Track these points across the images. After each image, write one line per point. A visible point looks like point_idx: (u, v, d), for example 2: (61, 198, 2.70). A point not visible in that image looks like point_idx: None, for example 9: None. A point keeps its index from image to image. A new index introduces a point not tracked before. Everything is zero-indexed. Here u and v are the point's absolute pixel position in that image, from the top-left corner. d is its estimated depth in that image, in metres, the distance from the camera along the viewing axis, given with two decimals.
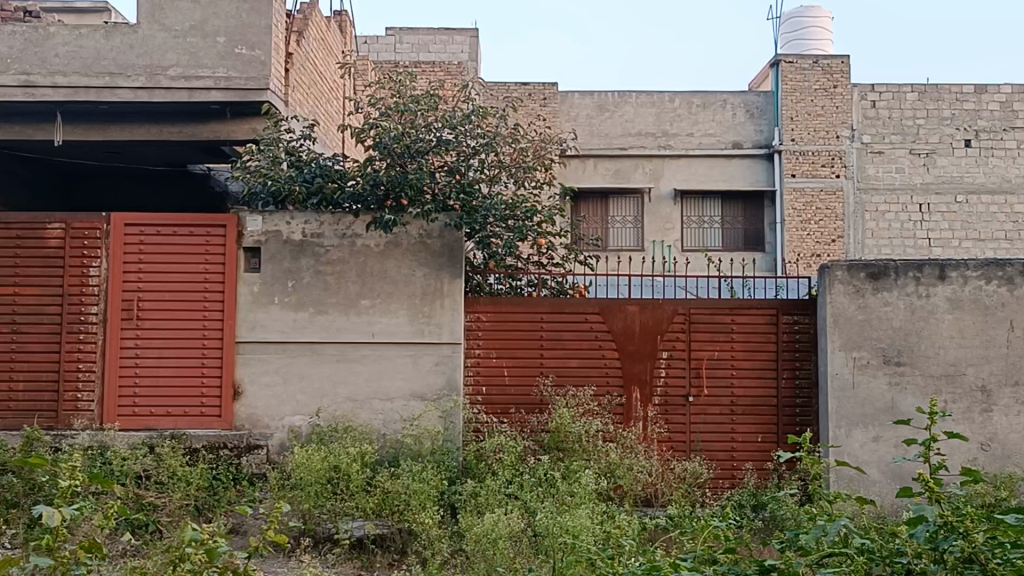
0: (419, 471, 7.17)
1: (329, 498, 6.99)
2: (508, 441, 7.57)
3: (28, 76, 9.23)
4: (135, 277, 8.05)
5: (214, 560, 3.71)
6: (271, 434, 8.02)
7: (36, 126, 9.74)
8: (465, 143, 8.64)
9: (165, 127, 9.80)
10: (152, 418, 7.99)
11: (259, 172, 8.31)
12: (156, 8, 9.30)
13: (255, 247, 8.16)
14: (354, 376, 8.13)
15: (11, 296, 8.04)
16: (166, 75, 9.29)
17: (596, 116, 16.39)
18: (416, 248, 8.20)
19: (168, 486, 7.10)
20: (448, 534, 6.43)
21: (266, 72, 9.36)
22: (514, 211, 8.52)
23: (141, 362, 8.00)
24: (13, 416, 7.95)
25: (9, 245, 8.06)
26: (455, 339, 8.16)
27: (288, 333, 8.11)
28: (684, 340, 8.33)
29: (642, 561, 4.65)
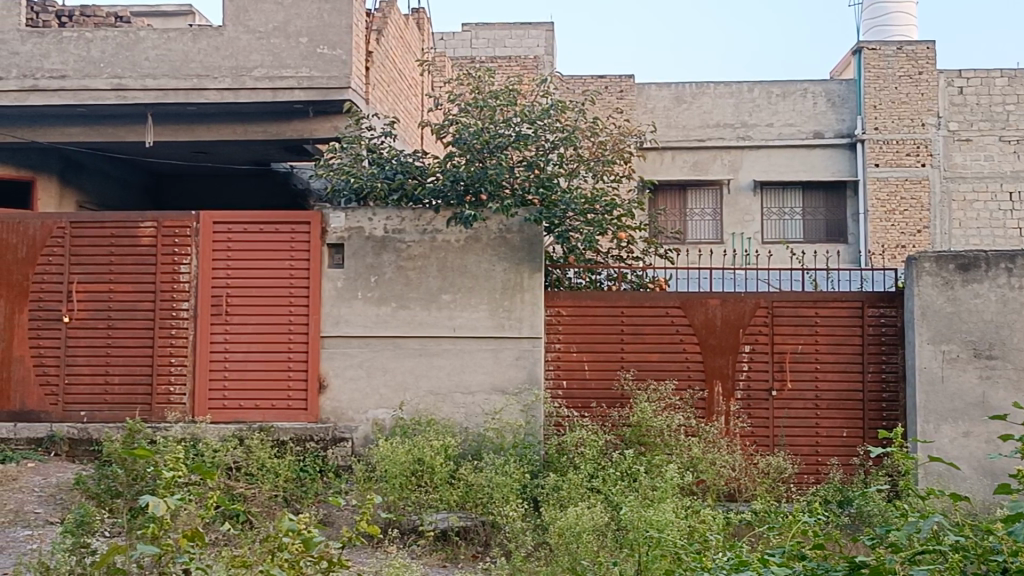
0: (502, 464, 7.25)
1: (413, 490, 7.12)
2: (589, 436, 7.58)
3: (120, 80, 9.51)
4: (223, 274, 8.26)
5: (310, 550, 3.83)
6: (356, 427, 8.17)
7: (128, 128, 10.03)
8: (543, 137, 8.63)
9: (250, 127, 10.01)
10: (241, 412, 8.19)
11: (341, 170, 8.51)
12: (240, 11, 9.51)
13: (338, 244, 8.31)
14: (436, 370, 8.22)
15: (106, 293, 8.30)
16: (251, 76, 9.49)
17: (673, 108, 16.25)
18: (496, 243, 8.25)
19: (258, 478, 7.34)
20: (531, 526, 6.48)
21: (347, 71, 9.48)
22: (593, 206, 8.56)
23: (230, 357, 8.20)
24: (110, 409, 8.20)
25: (104, 244, 8.32)
26: (535, 333, 8.20)
27: (371, 327, 8.25)
28: (767, 333, 8.24)
29: (729, 556, 4.60)
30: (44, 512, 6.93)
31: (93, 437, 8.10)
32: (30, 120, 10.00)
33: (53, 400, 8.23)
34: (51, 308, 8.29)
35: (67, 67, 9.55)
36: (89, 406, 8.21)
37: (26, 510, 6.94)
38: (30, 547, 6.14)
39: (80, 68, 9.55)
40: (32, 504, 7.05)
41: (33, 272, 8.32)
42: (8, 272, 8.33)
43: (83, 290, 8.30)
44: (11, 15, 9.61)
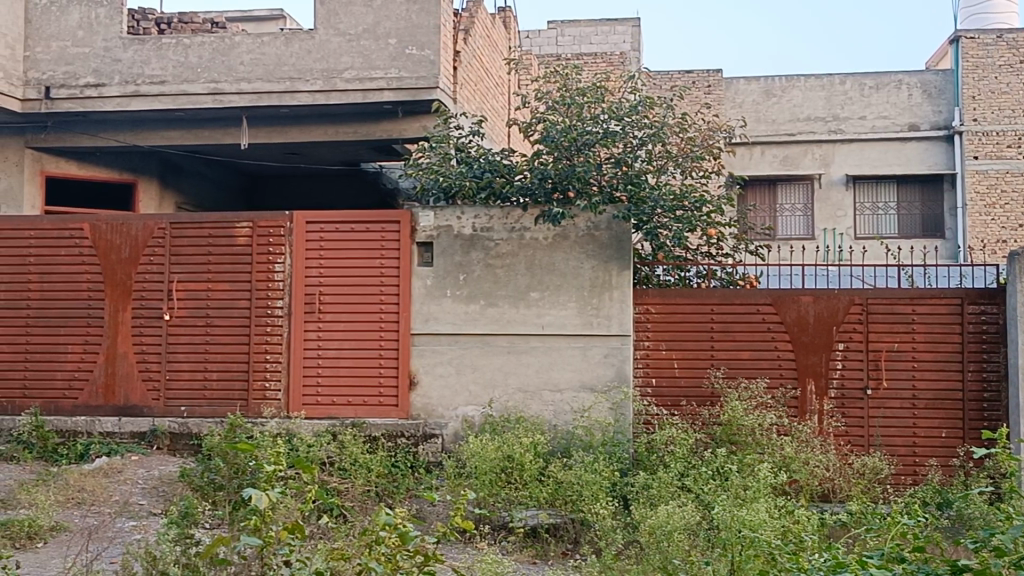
0: (591, 463, 7.23)
1: (503, 486, 7.18)
2: (679, 434, 7.52)
3: (216, 84, 9.78)
4: (316, 273, 8.42)
5: (406, 544, 3.89)
6: (446, 424, 8.26)
7: (224, 131, 10.28)
8: (631, 134, 8.57)
9: (341, 128, 10.18)
10: (334, 408, 8.34)
11: (430, 169, 8.57)
12: (331, 15, 9.71)
13: (428, 242, 8.40)
14: (525, 367, 8.26)
15: (205, 291, 8.53)
16: (342, 78, 9.65)
17: (762, 102, 16.09)
18: (584, 240, 8.24)
19: (350, 472, 7.46)
20: (621, 524, 6.45)
21: (435, 71, 9.56)
22: (683, 202, 8.49)
23: (323, 354, 8.36)
24: (208, 405, 8.44)
25: (202, 243, 8.56)
26: (624, 331, 8.17)
27: (460, 324, 8.32)
28: (862, 331, 8.07)
29: (826, 557, 4.52)
30: (148, 504, 7.18)
31: (192, 432, 8.35)
32: (132, 124, 10.33)
33: (154, 395, 8.50)
34: (152, 306, 8.56)
35: (166, 72, 9.84)
36: (188, 401, 8.47)
37: (131, 501, 7.19)
38: (135, 537, 6.37)
39: (178, 74, 9.84)
40: (136, 495, 7.31)
41: (136, 271, 8.60)
42: (112, 271, 8.62)
43: (183, 289, 8.55)
44: (114, 23, 9.95)
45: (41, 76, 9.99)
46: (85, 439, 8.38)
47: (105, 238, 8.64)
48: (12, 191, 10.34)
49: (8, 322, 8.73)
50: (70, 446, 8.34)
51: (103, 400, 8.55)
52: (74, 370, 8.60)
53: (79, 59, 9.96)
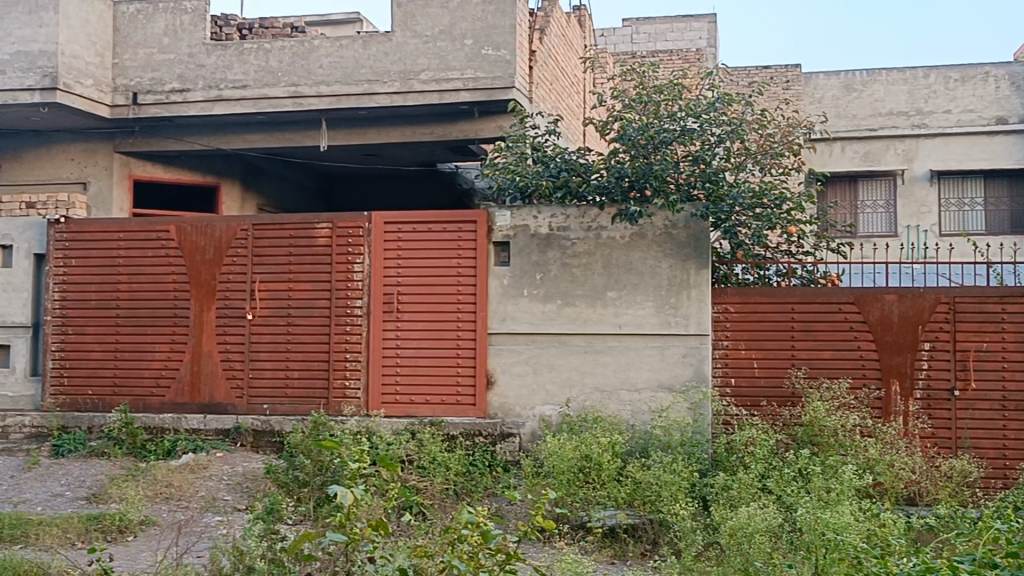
0: (670, 463, 7.17)
1: (581, 486, 7.17)
2: (759, 434, 7.41)
3: (297, 87, 9.94)
4: (395, 273, 8.50)
5: (488, 542, 3.92)
6: (524, 423, 8.28)
7: (304, 134, 10.46)
8: (709, 131, 8.43)
9: (418, 129, 10.24)
10: (413, 406, 8.42)
11: (507, 169, 8.59)
12: (408, 17, 9.82)
13: (505, 242, 8.42)
14: (602, 367, 8.24)
15: (286, 291, 8.68)
16: (419, 79, 9.74)
17: (843, 96, 15.79)
18: (662, 239, 8.18)
19: (429, 470, 7.50)
20: (701, 525, 6.38)
21: (511, 71, 9.57)
22: (762, 200, 8.32)
23: (401, 353, 8.45)
24: (290, 402, 8.59)
25: (283, 244, 8.70)
26: (702, 330, 8.10)
27: (537, 324, 8.34)
28: (949, 331, 7.87)
29: (915, 562, 4.43)
30: (233, 499, 7.34)
31: (274, 430, 8.51)
32: (216, 128, 10.57)
33: (238, 393, 8.68)
34: (236, 306, 8.74)
35: (248, 77, 10.04)
36: (271, 399, 8.63)
37: (217, 496, 7.36)
38: (222, 532, 6.51)
39: (259, 78, 10.03)
40: (221, 491, 7.48)
41: (220, 272, 8.78)
42: (197, 272, 8.82)
43: (265, 289, 8.71)
44: (198, 30, 10.19)
45: (129, 82, 10.27)
46: (172, 436, 8.58)
47: (190, 240, 8.85)
48: (102, 195, 10.62)
49: (98, 322, 8.99)
50: (157, 442, 8.52)
51: (189, 398, 8.76)
52: (161, 369, 8.83)
53: (164, 65, 10.22)
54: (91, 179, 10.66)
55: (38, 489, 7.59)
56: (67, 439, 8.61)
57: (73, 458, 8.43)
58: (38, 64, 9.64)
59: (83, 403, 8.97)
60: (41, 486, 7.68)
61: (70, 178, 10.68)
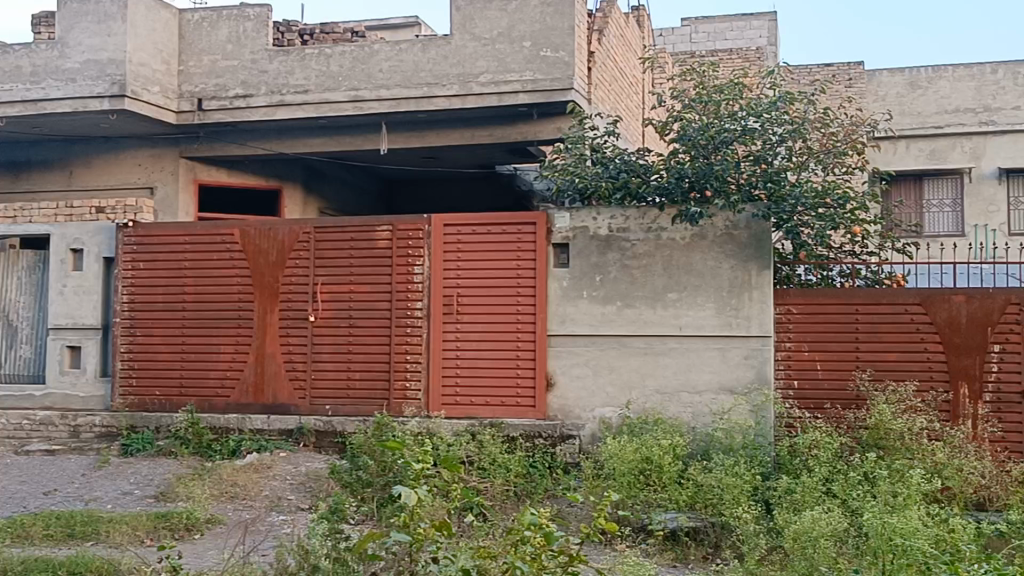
0: (732, 466, 7.09)
1: (642, 488, 7.13)
2: (823, 437, 7.30)
3: (357, 91, 10.03)
4: (454, 275, 8.54)
5: (550, 544, 3.93)
6: (583, 425, 8.27)
7: (365, 137, 10.56)
8: (771, 131, 8.33)
9: (476, 131, 10.26)
10: (473, 408, 8.46)
11: (565, 171, 8.58)
12: (467, 20, 9.87)
13: (564, 243, 8.43)
14: (662, 369, 8.20)
15: (347, 293, 8.77)
16: (478, 82, 9.78)
17: (908, 94, 15.57)
18: (723, 240, 8.11)
19: (489, 472, 7.53)
20: (764, 529, 6.31)
21: (570, 72, 9.55)
22: (825, 200, 8.17)
23: (461, 354, 8.49)
24: (352, 403, 8.69)
25: (344, 247, 8.78)
26: (764, 332, 8.01)
27: (597, 325, 8.31)
28: (1020, 332, 7.69)
29: (986, 568, 4.35)
30: (296, 499, 7.44)
31: (337, 430, 8.61)
32: (278, 132, 10.72)
33: (301, 394, 8.79)
34: (299, 309, 8.85)
35: (309, 82, 10.17)
36: (333, 400, 8.73)
37: (280, 496, 7.47)
38: (286, 531, 6.60)
39: (320, 83, 10.15)
40: (285, 490, 7.58)
41: (282, 274, 8.90)
42: (260, 275, 8.96)
43: (326, 291, 8.81)
44: (261, 36, 10.36)
45: (194, 89, 10.46)
46: (236, 436, 8.72)
47: (254, 243, 8.98)
48: (168, 200, 10.84)
49: (164, 324, 9.17)
50: (222, 442, 8.67)
51: (253, 398, 8.89)
52: (226, 370, 8.98)
53: (228, 71, 10.39)
54: (159, 184, 10.89)
55: (108, 488, 7.77)
56: (136, 439, 8.83)
57: (142, 457, 8.61)
58: (106, 72, 9.87)
59: (150, 403, 9.15)
60: (111, 485, 7.85)
61: (138, 184, 10.92)
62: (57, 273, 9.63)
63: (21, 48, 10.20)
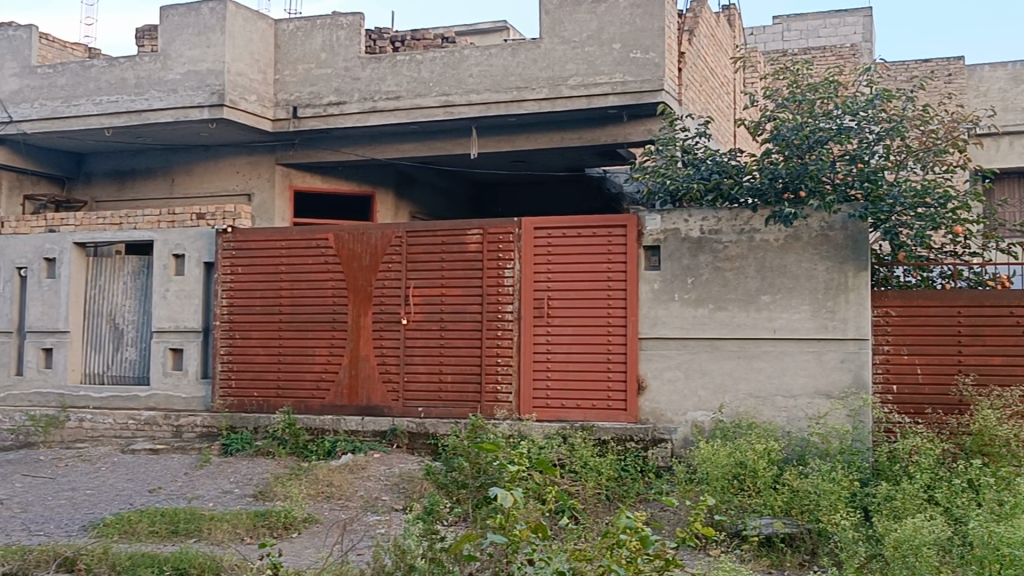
0: (828, 471, 6.95)
1: (736, 493, 7.02)
2: (924, 443, 7.11)
3: (448, 97, 10.13)
4: (545, 277, 8.56)
5: (646, 548, 3.93)
6: (675, 428, 8.20)
7: (454, 142, 10.63)
8: (867, 129, 8.16)
9: (566, 134, 10.27)
10: (563, 411, 8.47)
11: (656, 172, 8.54)
12: (556, 23, 9.88)
13: (655, 246, 8.37)
14: (756, 372, 8.08)
15: (439, 296, 8.86)
16: (567, 85, 9.78)
17: (1011, 89, 15.03)
18: (818, 240, 7.97)
19: (580, 475, 7.50)
20: (863, 537, 6.18)
21: (660, 74, 9.50)
22: (925, 199, 7.86)
23: (552, 358, 8.51)
24: (444, 406, 8.77)
25: (436, 251, 8.88)
26: (861, 335, 7.83)
27: (689, 328, 8.24)
28: None
29: None
30: (390, 499, 7.53)
31: (428, 432, 8.71)
32: (371, 139, 10.89)
33: (394, 396, 8.91)
34: (391, 312, 8.97)
35: (401, 88, 10.30)
36: (425, 402, 8.83)
37: (374, 496, 7.58)
38: (381, 531, 6.69)
39: (412, 88, 10.27)
40: (379, 491, 7.69)
41: (375, 278, 9.04)
42: (354, 278, 9.11)
43: (418, 295, 8.91)
44: (353, 44, 10.54)
45: (289, 97, 10.71)
46: (332, 437, 8.88)
47: (347, 247, 9.14)
48: (265, 206, 11.11)
49: (262, 328, 9.40)
50: (318, 443, 8.81)
51: (348, 400, 9.05)
52: (321, 372, 9.15)
53: (322, 79, 10.60)
54: (256, 190, 11.16)
55: (210, 486, 8.00)
56: (235, 439, 9.04)
57: (240, 457, 8.83)
58: (207, 83, 10.16)
59: (249, 403, 9.39)
60: (212, 483, 8.08)
61: (236, 190, 11.21)
62: (161, 278, 9.93)
63: (125, 60, 10.54)
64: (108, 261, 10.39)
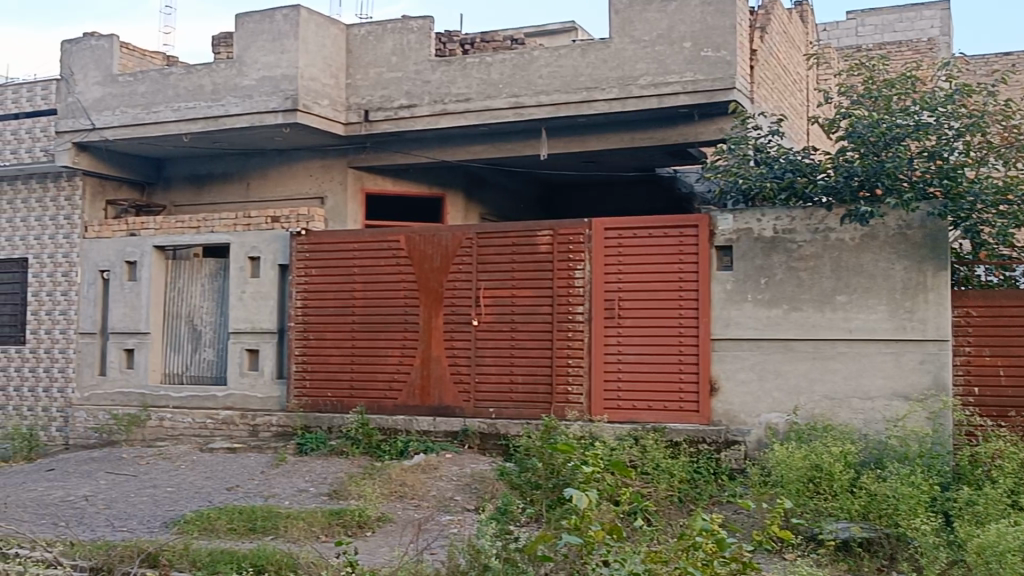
0: (907, 475, 6.82)
1: (811, 496, 6.91)
2: (1007, 447, 7.00)
3: (518, 98, 10.16)
4: (616, 278, 8.54)
5: (722, 550, 3.96)
6: (749, 431, 8.09)
7: (524, 143, 10.66)
8: (946, 125, 7.97)
9: (637, 134, 10.23)
10: (635, 412, 8.42)
11: (729, 172, 8.49)
12: (626, 23, 9.85)
13: (728, 245, 8.28)
14: (832, 374, 7.95)
15: (509, 297, 8.89)
16: (638, 85, 9.74)
17: None
18: (895, 240, 7.80)
19: (653, 476, 7.47)
20: (945, 542, 6.08)
21: (732, 72, 9.40)
22: (1007, 196, 7.77)
23: (623, 358, 8.47)
24: (515, 406, 8.80)
25: (506, 252, 8.90)
26: (941, 335, 7.65)
27: (763, 329, 8.14)
28: None
29: None
30: (462, 500, 7.57)
31: (501, 432, 8.76)
32: (442, 141, 10.98)
33: (465, 397, 8.97)
34: (462, 313, 9.03)
35: (471, 90, 10.36)
36: (496, 403, 8.87)
37: (446, 496, 7.63)
38: (454, 531, 6.74)
39: (482, 91, 10.32)
40: (451, 490, 7.74)
41: (446, 279, 9.10)
42: (425, 280, 9.18)
43: (489, 295, 8.95)
44: (424, 47, 10.63)
45: (361, 101, 10.84)
46: (404, 437, 8.97)
47: (418, 249, 9.22)
48: (338, 209, 11.26)
49: (336, 328, 9.53)
50: (391, 443, 8.91)
51: (419, 400, 9.13)
52: (393, 373, 9.25)
53: (393, 83, 10.71)
54: (329, 194, 11.31)
55: (286, 485, 8.13)
56: (310, 438, 9.18)
57: (315, 456, 8.96)
58: (281, 88, 10.32)
59: (323, 404, 9.53)
60: (288, 482, 8.22)
61: (309, 194, 11.38)
62: (237, 280, 10.14)
63: (203, 67, 10.77)
64: (186, 264, 10.61)
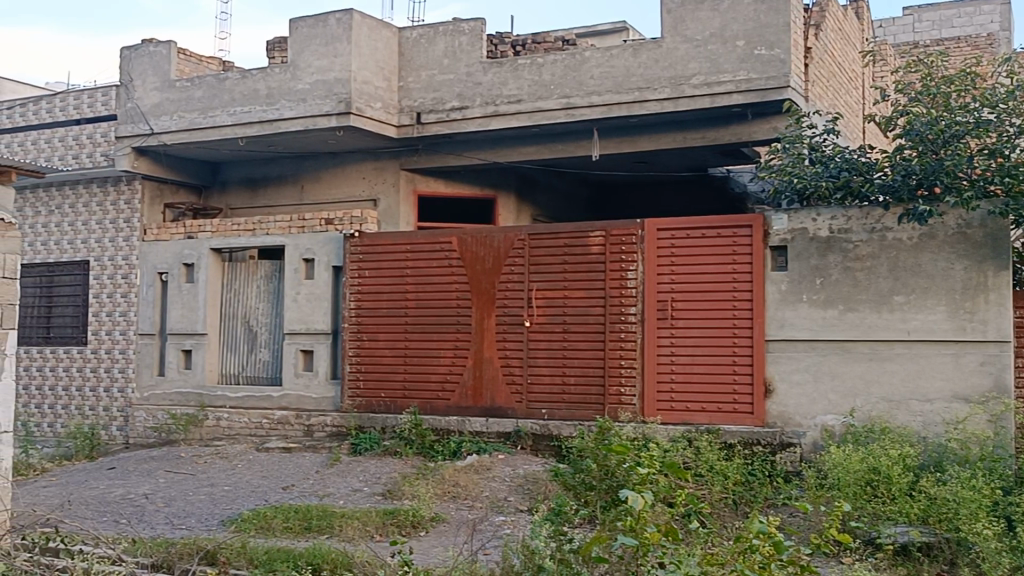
0: (968, 479, 6.69)
1: (869, 500, 6.81)
2: None
3: (569, 99, 10.14)
4: (668, 278, 8.49)
5: (779, 553, 3.92)
6: (805, 433, 8.02)
7: (576, 143, 10.65)
8: (1007, 122, 7.80)
9: (689, 134, 10.17)
10: (688, 413, 8.36)
11: (782, 171, 8.36)
12: (679, 22, 9.80)
13: (782, 245, 8.20)
14: (889, 375, 7.83)
15: (561, 298, 8.88)
16: (690, 84, 9.69)
17: None
18: (955, 239, 7.68)
19: (706, 478, 7.40)
20: (1008, 546, 6.05)
21: (786, 70, 9.30)
22: None
23: (676, 360, 8.42)
24: (567, 407, 8.79)
25: (558, 253, 8.90)
26: (1002, 336, 7.52)
27: (818, 330, 8.04)
28: None
29: None
30: (515, 500, 7.59)
31: (553, 433, 8.75)
32: (493, 143, 11.01)
33: (517, 398, 8.98)
34: (514, 314, 9.04)
35: (522, 91, 10.37)
36: (549, 404, 8.87)
37: (499, 497, 7.64)
38: (508, 531, 6.76)
39: (533, 92, 10.33)
40: (504, 491, 7.76)
41: (498, 280, 9.12)
42: (477, 281, 9.21)
43: (541, 296, 8.96)
44: (475, 49, 10.68)
45: (413, 103, 10.90)
46: (457, 437, 9.02)
47: (470, 250, 9.25)
48: (390, 210, 11.32)
49: (389, 329, 9.60)
50: (444, 443, 8.95)
51: (472, 401, 9.16)
52: (446, 374, 9.29)
53: (445, 85, 10.76)
54: (381, 196, 11.39)
55: (341, 484, 8.21)
56: (363, 439, 9.26)
57: (369, 456, 9.04)
58: (334, 91, 10.43)
59: (376, 404, 9.60)
60: (343, 481, 8.29)
61: (362, 196, 11.47)
62: (292, 281, 10.25)
63: (258, 72, 10.91)
64: (242, 266, 10.76)
